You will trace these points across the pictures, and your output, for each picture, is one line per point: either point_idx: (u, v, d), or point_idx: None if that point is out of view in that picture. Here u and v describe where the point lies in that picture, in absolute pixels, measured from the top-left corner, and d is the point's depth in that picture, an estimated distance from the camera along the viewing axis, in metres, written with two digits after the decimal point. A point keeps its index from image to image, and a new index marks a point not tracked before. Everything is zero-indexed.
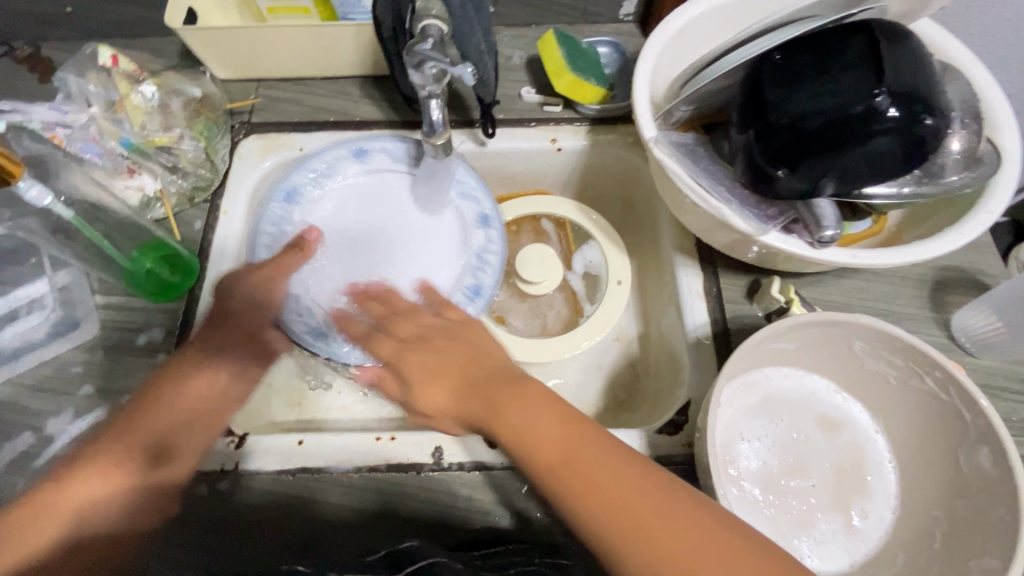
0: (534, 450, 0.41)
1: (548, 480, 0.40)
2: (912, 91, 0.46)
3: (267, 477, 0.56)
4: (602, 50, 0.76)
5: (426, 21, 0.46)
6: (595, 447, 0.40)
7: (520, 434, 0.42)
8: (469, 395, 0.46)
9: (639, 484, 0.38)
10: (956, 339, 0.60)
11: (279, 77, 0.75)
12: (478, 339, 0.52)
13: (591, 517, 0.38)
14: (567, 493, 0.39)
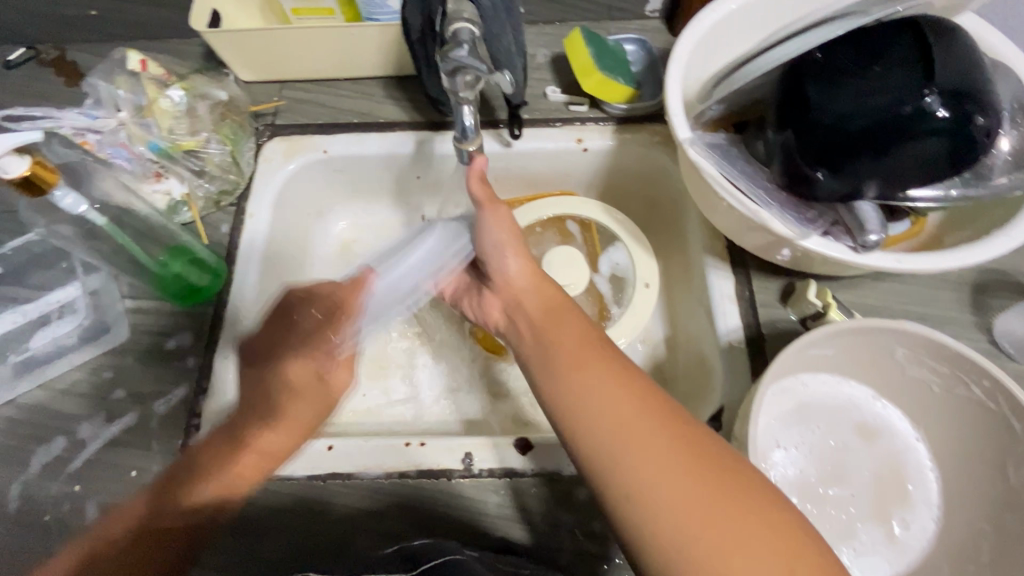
0: (558, 351, 0.49)
1: (557, 378, 0.47)
2: (963, 90, 0.44)
3: (297, 482, 0.57)
4: (628, 47, 0.75)
5: (457, 24, 0.45)
6: (607, 366, 0.46)
7: (551, 337, 0.50)
8: (531, 294, 0.55)
9: (635, 401, 0.43)
10: (999, 344, 0.58)
11: (302, 79, 0.74)
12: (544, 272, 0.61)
13: (592, 424, 0.43)
14: (569, 393, 0.46)
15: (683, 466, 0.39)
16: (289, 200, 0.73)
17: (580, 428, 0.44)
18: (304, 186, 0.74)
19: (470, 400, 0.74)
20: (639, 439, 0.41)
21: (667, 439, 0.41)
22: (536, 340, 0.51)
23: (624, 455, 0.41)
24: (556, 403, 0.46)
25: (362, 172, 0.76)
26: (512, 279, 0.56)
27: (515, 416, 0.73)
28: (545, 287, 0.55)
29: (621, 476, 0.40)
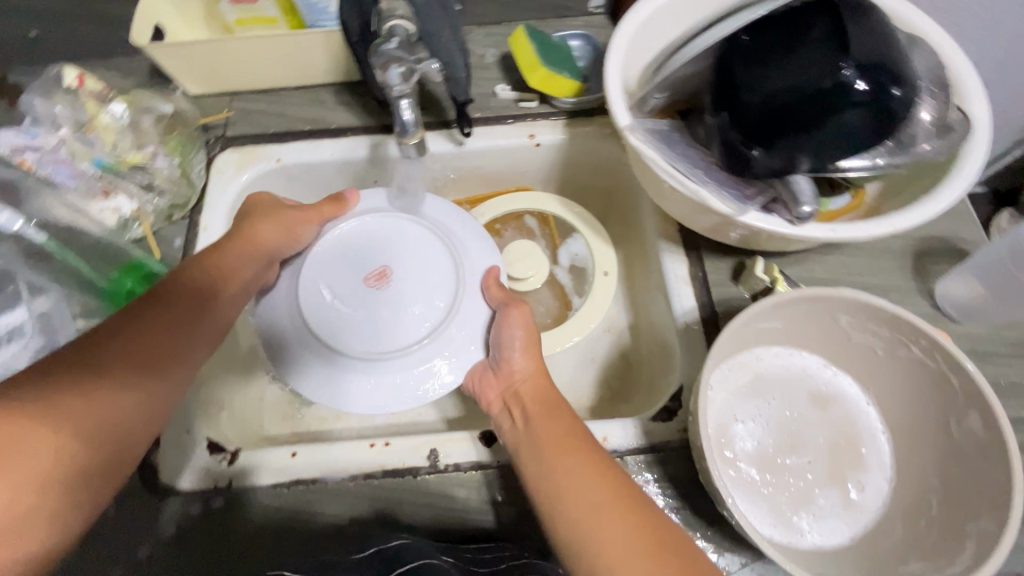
0: (544, 437, 0.49)
1: (540, 463, 0.48)
2: (879, 63, 0.46)
3: (264, 492, 0.56)
4: (574, 43, 0.76)
5: (393, 21, 0.46)
6: (588, 456, 0.46)
7: (536, 428, 0.50)
8: (525, 387, 0.55)
9: (608, 487, 0.44)
10: (942, 307, 0.60)
11: (252, 89, 0.74)
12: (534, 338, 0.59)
13: (565, 516, 0.43)
14: (550, 478, 0.46)
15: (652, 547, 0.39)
16: None
17: (554, 511, 0.44)
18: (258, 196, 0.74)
19: (441, 401, 0.74)
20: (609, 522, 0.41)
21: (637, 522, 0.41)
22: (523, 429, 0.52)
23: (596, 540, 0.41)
24: (536, 486, 0.47)
25: (319, 179, 0.76)
26: (512, 370, 0.56)
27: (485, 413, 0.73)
28: (539, 375, 0.55)
29: (588, 559, 0.41)
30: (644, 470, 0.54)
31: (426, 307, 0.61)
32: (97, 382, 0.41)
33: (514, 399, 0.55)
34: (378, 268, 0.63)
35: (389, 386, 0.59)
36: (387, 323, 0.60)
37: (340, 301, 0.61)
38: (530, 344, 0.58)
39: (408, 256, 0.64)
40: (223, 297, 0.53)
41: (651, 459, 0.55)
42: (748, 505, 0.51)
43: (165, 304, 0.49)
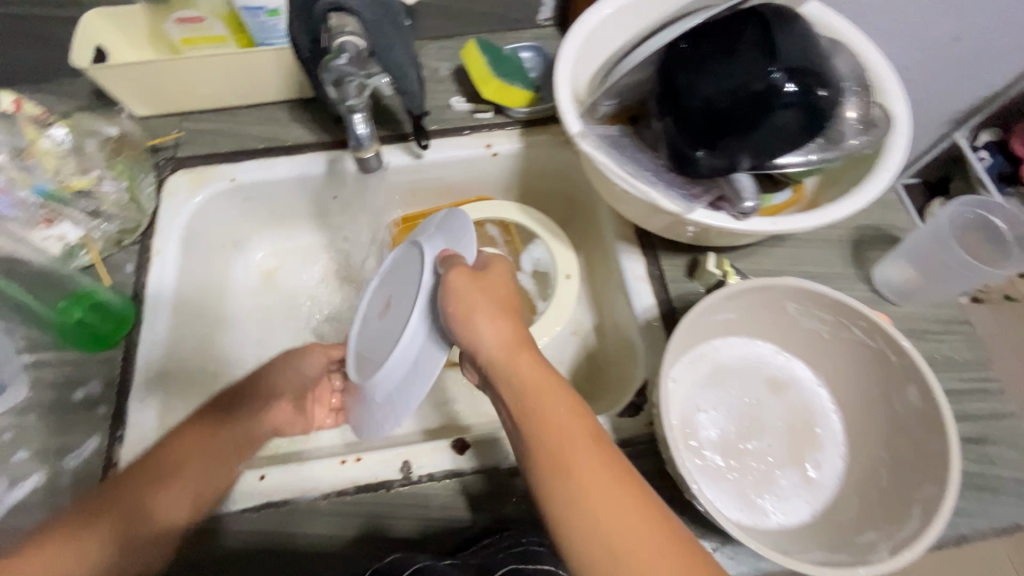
0: (563, 453, 0.41)
1: (564, 488, 0.40)
2: (804, 66, 0.50)
3: (241, 517, 0.54)
4: (525, 54, 0.78)
5: (343, 37, 0.46)
6: (588, 455, 0.41)
7: (526, 423, 0.44)
8: (522, 384, 0.45)
9: (614, 489, 0.40)
10: (881, 292, 0.64)
11: (202, 109, 0.73)
12: (508, 305, 0.50)
13: (575, 529, 0.39)
14: (549, 483, 0.41)
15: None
16: (199, 233, 0.71)
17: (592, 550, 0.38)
18: (213, 216, 0.72)
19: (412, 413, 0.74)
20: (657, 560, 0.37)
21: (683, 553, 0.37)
22: (530, 438, 0.43)
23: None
24: (566, 518, 0.39)
25: (276, 197, 0.76)
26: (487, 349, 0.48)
27: (457, 423, 0.74)
28: (537, 368, 0.46)
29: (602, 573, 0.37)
30: None
31: (401, 313, 0.55)
32: (185, 451, 0.55)
33: (515, 401, 0.45)
34: (383, 300, 0.61)
35: (390, 405, 0.53)
36: (380, 345, 0.56)
37: (360, 338, 0.61)
38: (513, 327, 0.49)
39: (398, 276, 0.60)
40: (268, 398, 0.65)
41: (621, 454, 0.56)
42: (714, 491, 0.53)
43: (222, 397, 0.62)
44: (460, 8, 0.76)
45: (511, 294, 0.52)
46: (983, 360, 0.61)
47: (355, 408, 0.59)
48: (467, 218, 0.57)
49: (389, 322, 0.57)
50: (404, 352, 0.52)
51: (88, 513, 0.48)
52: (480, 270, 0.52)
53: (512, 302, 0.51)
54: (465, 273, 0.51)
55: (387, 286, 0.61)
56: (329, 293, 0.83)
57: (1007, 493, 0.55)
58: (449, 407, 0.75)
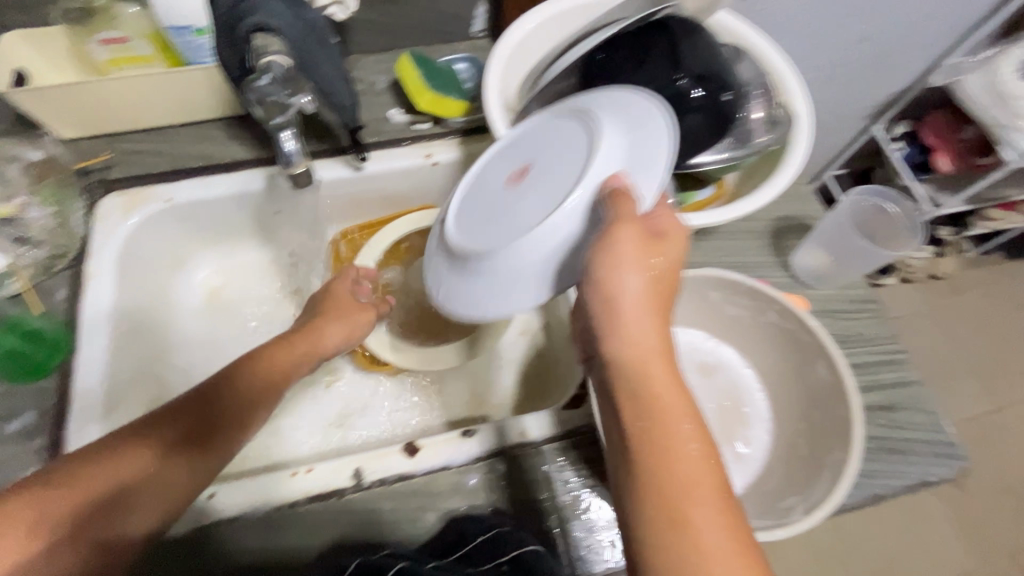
0: (682, 501, 0.35)
1: (680, 548, 0.34)
2: (708, 73, 0.54)
3: (240, 523, 0.55)
4: (460, 66, 0.80)
5: (268, 57, 0.48)
6: (714, 504, 0.35)
7: (651, 438, 0.37)
8: (656, 408, 0.38)
9: (732, 546, 0.34)
10: (799, 277, 0.69)
11: (135, 130, 0.72)
12: (663, 301, 0.42)
13: (671, 561, 0.34)
14: (654, 509, 0.35)
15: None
16: (136, 255, 0.70)
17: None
18: (150, 238, 0.72)
19: (366, 422, 0.75)
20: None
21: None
22: (642, 466, 0.37)
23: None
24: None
25: (216, 215, 0.75)
26: (631, 338, 0.41)
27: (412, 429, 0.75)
28: (676, 395, 0.39)
29: None
30: (555, 457, 0.59)
31: (547, 192, 0.48)
32: (177, 446, 0.48)
33: (642, 421, 0.38)
34: (520, 166, 0.53)
35: (501, 286, 0.49)
36: (512, 219, 0.49)
37: (486, 205, 0.53)
38: (661, 329, 0.42)
39: (551, 151, 0.50)
40: (274, 390, 0.58)
41: (563, 445, 0.59)
42: None
43: (226, 385, 0.54)
44: (392, 22, 0.78)
45: (672, 289, 0.43)
46: (889, 334, 0.67)
47: (444, 283, 0.54)
48: (666, 124, 0.46)
49: (529, 207, 0.49)
50: (545, 239, 0.46)
51: (51, 496, 0.40)
52: (659, 236, 0.43)
53: (671, 295, 0.43)
54: (636, 237, 0.42)
55: (537, 160, 0.51)
56: (278, 307, 0.83)
57: (914, 453, 0.60)
58: (403, 414, 0.76)
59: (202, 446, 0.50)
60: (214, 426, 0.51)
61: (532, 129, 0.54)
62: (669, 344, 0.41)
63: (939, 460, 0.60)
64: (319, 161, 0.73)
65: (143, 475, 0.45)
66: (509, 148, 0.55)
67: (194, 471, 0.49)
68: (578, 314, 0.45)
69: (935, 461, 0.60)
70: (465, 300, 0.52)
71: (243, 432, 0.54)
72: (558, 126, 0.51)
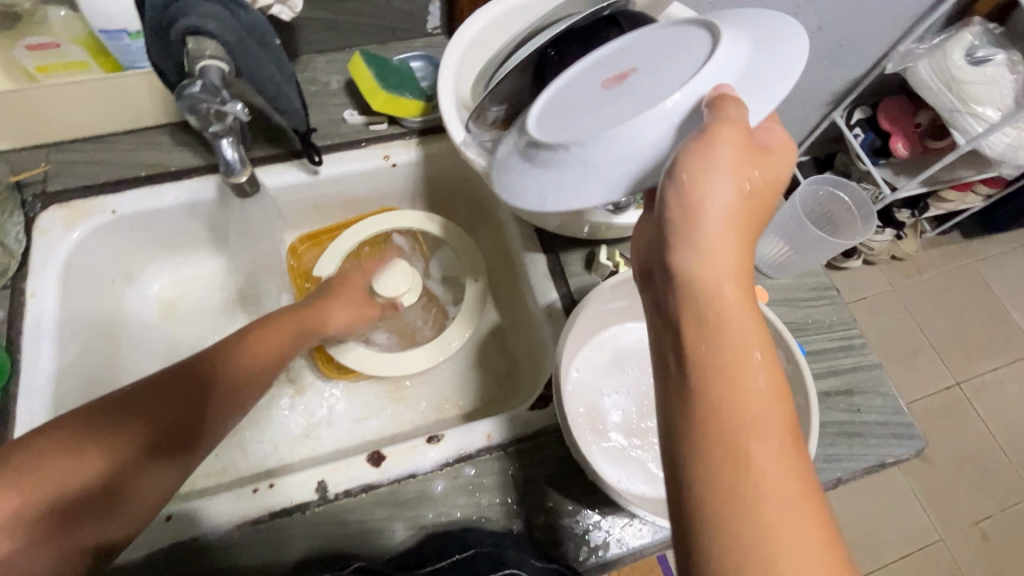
0: (743, 436, 0.32)
1: (732, 476, 0.31)
2: None
3: (225, 535, 0.54)
4: (415, 64, 0.79)
5: (203, 62, 0.47)
6: (780, 449, 0.32)
7: (722, 369, 0.34)
8: (731, 334, 0.35)
9: (795, 491, 0.32)
10: (759, 267, 0.70)
11: (74, 139, 0.69)
12: (746, 228, 0.38)
13: (727, 500, 0.31)
14: (716, 444, 0.32)
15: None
16: (82, 269, 0.67)
17: (731, 556, 0.30)
18: (96, 251, 0.69)
19: (335, 430, 0.74)
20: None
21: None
22: (704, 389, 0.34)
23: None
24: (711, 504, 0.31)
25: (168, 225, 0.73)
26: (714, 258, 0.36)
27: (381, 436, 0.74)
28: (750, 324, 0.35)
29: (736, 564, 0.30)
30: (523, 459, 0.59)
31: (656, 89, 0.43)
32: (157, 430, 0.52)
33: (708, 342, 0.35)
34: (620, 70, 0.48)
35: (579, 177, 0.43)
36: (605, 112, 0.44)
37: (577, 100, 0.48)
38: (741, 248, 0.37)
39: (664, 60, 0.46)
40: (251, 381, 0.61)
41: (527, 446, 0.60)
42: (618, 470, 0.57)
43: (206, 371, 0.58)
44: (344, 21, 0.76)
45: (755, 215, 0.39)
46: (848, 320, 0.68)
47: (509, 173, 0.48)
48: (804, 43, 0.42)
49: (627, 101, 0.44)
50: (650, 128, 0.41)
51: (43, 470, 0.46)
52: (756, 152, 0.38)
53: (753, 222, 0.39)
54: (737, 145, 0.36)
55: (645, 66, 0.47)
56: (239, 316, 0.81)
57: (873, 435, 0.62)
58: (372, 420, 0.75)
59: (173, 449, 0.53)
60: (190, 429, 0.55)
61: (642, 41, 0.50)
62: (746, 274, 0.37)
63: (897, 441, 0.62)
64: (268, 166, 0.71)
65: (113, 473, 0.49)
66: (607, 56, 0.51)
67: (167, 472, 0.52)
68: (650, 226, 0.40)
69: (893, 441, 0.62)
70: (528, 186, 0.45)
71: (216, 435, 0.57)
72: (680, 37, 0.47)
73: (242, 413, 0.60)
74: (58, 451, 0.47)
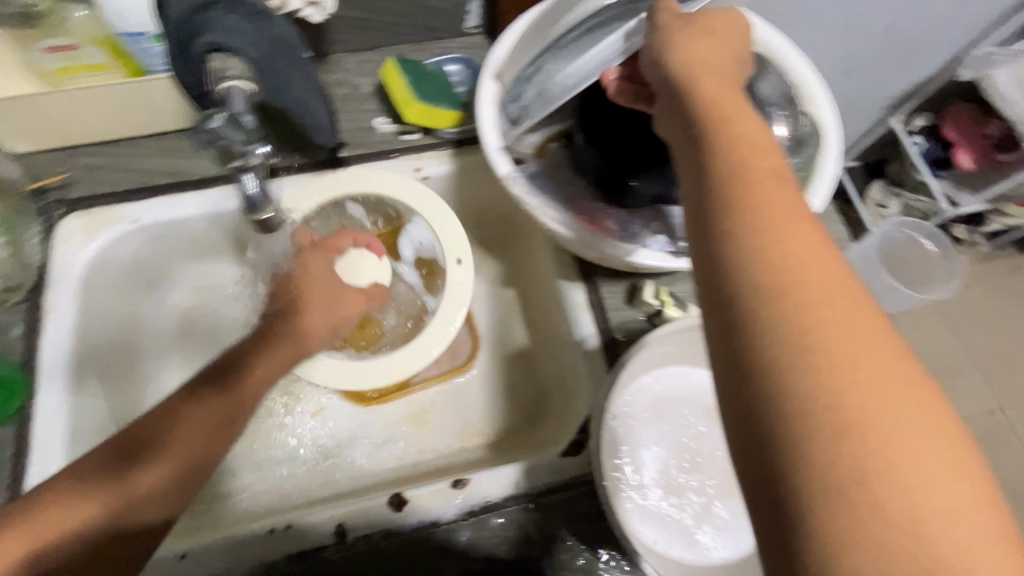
0: (752, 184, 0.31)
1: (752, 242, 0.29)
2: None
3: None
4: (451, 67, 0.74)
5: (227, 85, 0.42)
6: (790, 199, 0.31)
7: (720, 135, 0.33)
8: (736, 124, 0.34)
9: (808, 233, 0.30)
10: None
11: (94, 142, 0.66)
12: (726, 44, 0.39)
13: (743, 236, 0.30)
14: (722, 196, 0.31)
15: (912, 424, 0.26)
16: (104, 280, 0.65)
17: (773, 322, 0.27)
18: (117, 262, 0.66)
19: (355, 452, 0.72)
20: (861, 365, 0.26)
21: (897, 374, 0.27)
22: (709, 158, 0.33)
23: (825, 399, 0.26)
24: (727, 252, 0.30)
25: (189, 235, 0.70)
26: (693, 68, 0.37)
27: (403, 461, 0.72)
28: (750, 116, 0.35)
29: (755, 290, 0.28)
30: (553, 508, 0.56)
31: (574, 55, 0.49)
32: (194, 396, 0.52)
33: (704, 131, 0.34)
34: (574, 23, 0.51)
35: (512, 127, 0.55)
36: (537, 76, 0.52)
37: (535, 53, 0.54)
38: (727, 66, 0.38)
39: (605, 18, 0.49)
40: (282, 352, 0.59)
41: (557, 498, 0.56)
42: (655, 531, 0.53)
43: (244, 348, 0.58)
44: (378, 19, 0.71)
45: (733, 46, 0.40)
46: None
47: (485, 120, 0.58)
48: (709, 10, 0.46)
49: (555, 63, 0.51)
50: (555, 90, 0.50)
51: (102, 448, 0.47)
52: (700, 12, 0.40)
53: (735, 49, 0.40)
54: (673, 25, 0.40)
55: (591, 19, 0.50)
56: None
57: None
58: (394, 444, 0.73)
59: (216, 394, 0.52)
60: (222, 376, 0.54)
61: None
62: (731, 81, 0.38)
63: None
64: (294, 176, 0.67)
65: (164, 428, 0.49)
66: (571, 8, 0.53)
67: (211, 424, 0.51)
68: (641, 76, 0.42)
69: None
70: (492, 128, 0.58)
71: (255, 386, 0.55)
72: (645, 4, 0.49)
73: (271, 363, 0.57)
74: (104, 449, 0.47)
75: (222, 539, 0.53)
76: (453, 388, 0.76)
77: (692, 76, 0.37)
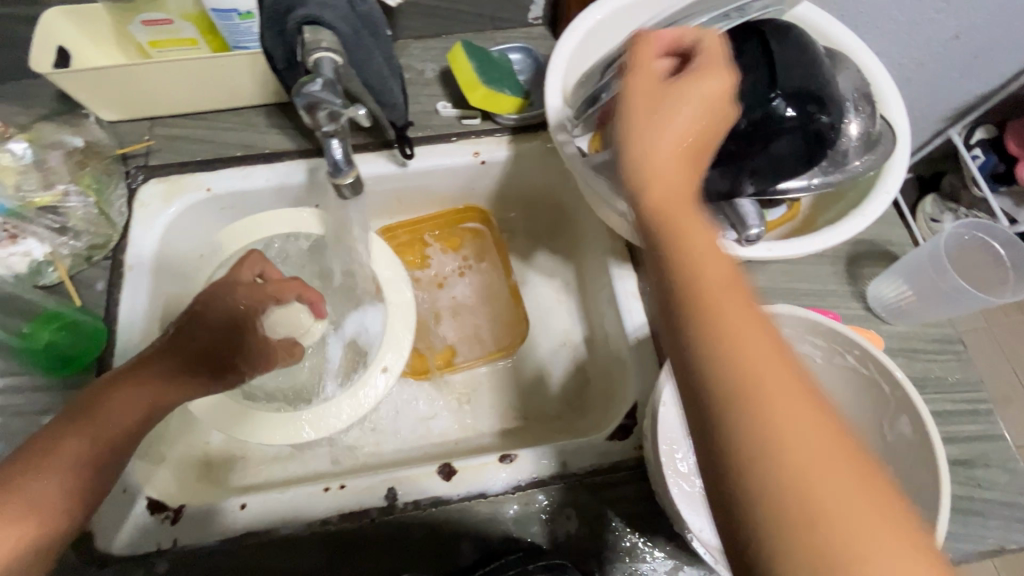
0: (714, 298, 0.31)
1: (719, 364, 0.29)
2: (804, 91, 0.50)
3: (292, 530, 0.54)
4: (514, 56, 0.75)
5: (318, 54, 0.44)
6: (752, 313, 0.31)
7: (683, 248, 0.33)
8: (693, 235, 0.33)
9: (769, 346, 0.30)
10: (874, 309, 0.63)
11: (174, 114, 0.70)
12: (705, 116, 0.37)
13: (713, 357, 0.30)
14: (689, 318, 0.31)
15: (885, 532, 0.25)
16: (177, 244, 0.68)
17: (743, 445, 0.28)
18: (189, 228, 0.69)
19: (399, 427, 0.74)
20: (828, 477, 0.26)
21: (862, 480, 0.27)
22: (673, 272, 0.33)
23: (804, 523, 0.26)
24: (698, 375, 0.30)
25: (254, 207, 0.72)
26: (661, 161, 0.36)
27: (444, 438, 0.73)
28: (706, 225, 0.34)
29: (728, 418, 0.28)
30: (598, 491, 0.56)
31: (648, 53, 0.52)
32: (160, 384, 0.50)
33: (666, 243, 0.34)
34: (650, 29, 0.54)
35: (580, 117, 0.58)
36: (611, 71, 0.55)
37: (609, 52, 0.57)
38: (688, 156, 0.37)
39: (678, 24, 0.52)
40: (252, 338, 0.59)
41: (602, 480, 0.57)
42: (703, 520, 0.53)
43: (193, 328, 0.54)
44: (446, 8, 0.73)
45: (710, 115, 0.37)
46: (974, 381, 0.61)
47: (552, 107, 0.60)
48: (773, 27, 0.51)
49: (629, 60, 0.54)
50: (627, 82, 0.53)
51: (72, 427, 0.44)
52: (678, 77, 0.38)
53: (708, 123, 0.38)
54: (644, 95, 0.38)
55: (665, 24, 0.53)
56: None
57: (992, 515, 0.55)
58: (437, 421, 0.74)
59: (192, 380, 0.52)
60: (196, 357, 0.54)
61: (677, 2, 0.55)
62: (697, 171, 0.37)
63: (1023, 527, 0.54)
64: (359, 156, 0.70)
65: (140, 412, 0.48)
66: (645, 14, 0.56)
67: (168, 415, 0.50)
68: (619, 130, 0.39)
69: (1019, 526, 0.54)
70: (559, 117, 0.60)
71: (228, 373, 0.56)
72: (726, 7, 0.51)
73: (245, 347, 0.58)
74: (70, 421, 0.44)
75: (278, 495, 0.55)
76: (495, 370, 0.78)
77: (649, 177, 0.36)
